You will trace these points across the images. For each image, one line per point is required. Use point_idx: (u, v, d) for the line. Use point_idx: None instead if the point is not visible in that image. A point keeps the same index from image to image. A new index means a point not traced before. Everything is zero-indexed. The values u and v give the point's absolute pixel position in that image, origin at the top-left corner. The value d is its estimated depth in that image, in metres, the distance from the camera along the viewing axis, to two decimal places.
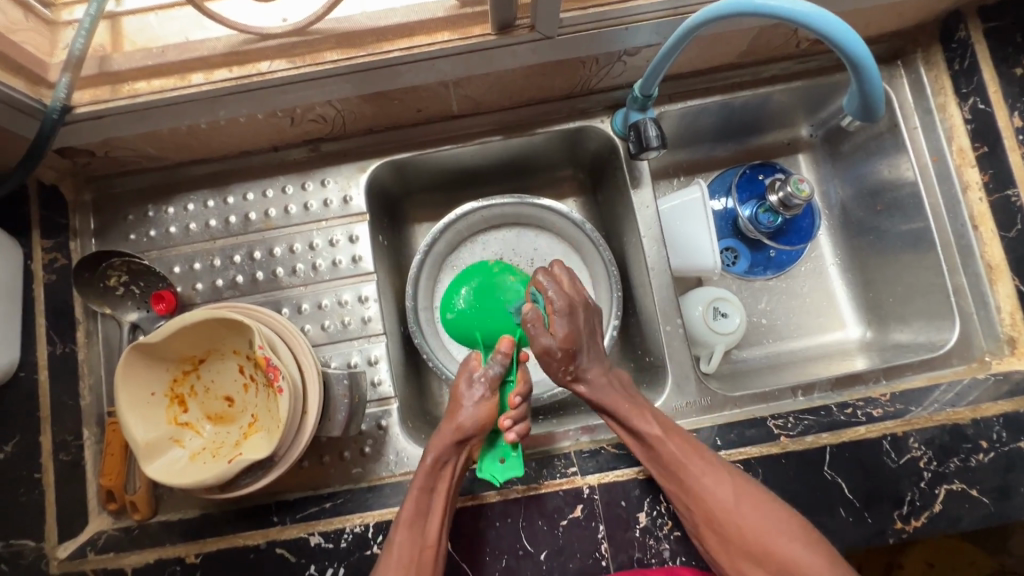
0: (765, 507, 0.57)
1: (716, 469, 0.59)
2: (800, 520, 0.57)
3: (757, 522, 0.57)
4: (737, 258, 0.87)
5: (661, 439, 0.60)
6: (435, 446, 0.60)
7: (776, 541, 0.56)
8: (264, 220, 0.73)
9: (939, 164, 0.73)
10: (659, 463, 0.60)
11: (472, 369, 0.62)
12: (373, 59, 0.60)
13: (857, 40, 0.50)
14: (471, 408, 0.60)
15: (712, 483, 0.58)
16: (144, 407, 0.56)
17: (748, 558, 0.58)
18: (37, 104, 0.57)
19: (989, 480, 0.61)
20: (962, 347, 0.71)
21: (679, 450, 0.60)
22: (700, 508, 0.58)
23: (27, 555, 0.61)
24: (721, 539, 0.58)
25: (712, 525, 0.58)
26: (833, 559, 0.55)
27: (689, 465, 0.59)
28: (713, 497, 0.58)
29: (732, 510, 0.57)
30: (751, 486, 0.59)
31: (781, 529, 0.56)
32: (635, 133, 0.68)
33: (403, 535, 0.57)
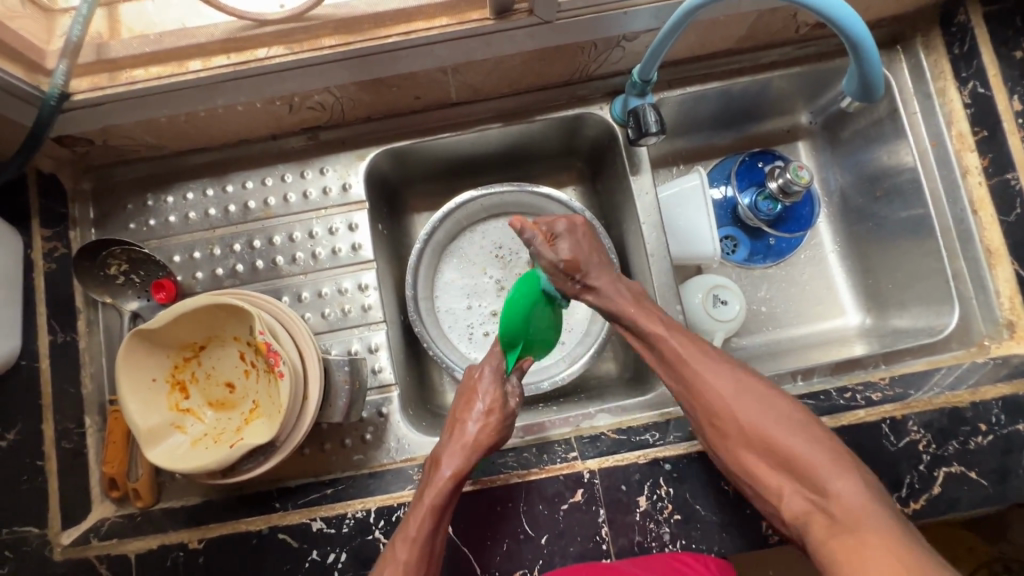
0: (768, 406, 0.58)
1: (717, 365, 0.61)
2: (801, 411, 0.58)
3: (759, 415, 0.58)
4: (736, 246, 0.87)
5: (661, 335, 0.62)
6: (459, 465, 0.59)
7: (778, 432, 0.57)
8: (264, 209, 0.73)
9: (938, 150, 0.73)
10: (659, 355, 0.64)
11: (501, 379, 0.65)
12: (371, 44, 0.60)
13: (857, 20, 0.50)
14: (491, 424, 0.62)
15: (711, 375, 0.61)
16: (145, 394, 0.56)
17: (755, 458, 0.57)
18: (34, 90, 0.57)
19: (988, 462, 0.61)
20: (961, 331, 0.71)
21: (681, 346, 0.62)
22: (701, 395, 0.60)
23: (31, 541, 0.61)
24: (722, 430, 0.59)
25: (712, 415, 0.59)
26: (836, 454, 0.54)
27: (689, 359, 0.62)
28: (713, 390, 0.60)
29: (732, 403, 0.59)
30: (755, 384, 0.60)
31: (784, 423, 0.57)
32: (635, 120, 0.68)
33: (409, 553, 0.55)
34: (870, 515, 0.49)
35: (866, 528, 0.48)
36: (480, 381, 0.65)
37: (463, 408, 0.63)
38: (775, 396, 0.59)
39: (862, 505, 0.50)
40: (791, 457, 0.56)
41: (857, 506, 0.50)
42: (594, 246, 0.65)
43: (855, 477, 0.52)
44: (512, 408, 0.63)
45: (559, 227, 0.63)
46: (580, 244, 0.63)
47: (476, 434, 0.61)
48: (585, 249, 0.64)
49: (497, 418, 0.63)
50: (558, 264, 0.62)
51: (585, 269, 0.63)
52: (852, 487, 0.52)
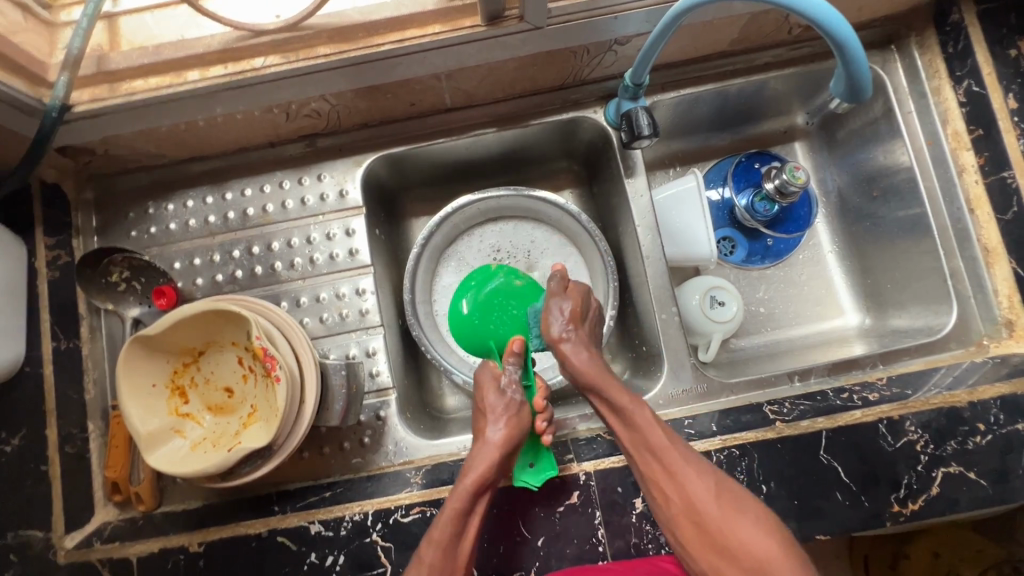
0: (744, 512, 0.54)
1: (696, 462, 0.57)
2: (776, 520, 0.54)
3: (733, 519, 0.53)
4: (734, 247, 0.87)
5: (643, 421, 0.59)
6: (479, 469, 0.58)
7: (751, 537, 0.52)
8: (263, 216, 0.74)
9: (934, 149, 0.73)
10: (642, 447, 0.58)
11: (496, 378, 0.66)
12: (365, 52, 0.60)
13: (841, 22, 0.50)
14: (509, 420, 0.62)
15: (692, 472, 0.56)
16: (145, 398, 0.57)
17: (728, 561, 0.53)
18: (37, 103, 0.58)
19: (986, 463, 0.61)
20: (960, 331, 0.70)
21: (660, 438, 0.57)
22: (676, 493, 0.55)
23: (36, 545, 0.62)
24: (696, 528, 0.54)
25: (689, 517, 0.55)
26: (808, 573, 0.50)
27: (671, 452, 0.57)
28: (690, 486, 0.55)
29: (710, 504, 0.54)
30: (732, 487, 0.56)
31: (758, 532, 0.52)
32: (627, 123, 0.69)
33: (433, 555, 0.54)
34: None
35: None
36: (485, 382, 0.66)
37: (480, 409, 0.64)
38: (751, 501, 0.55)
39: None
40: (764, 565, 0.51)
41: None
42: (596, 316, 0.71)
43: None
44: (518, 395, 0.64)
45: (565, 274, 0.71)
46: (586, 300, 0.69)
47: (497, 436, 0.60)
48: (587, 308, 0.69)
49: (511, 411, 0.63)
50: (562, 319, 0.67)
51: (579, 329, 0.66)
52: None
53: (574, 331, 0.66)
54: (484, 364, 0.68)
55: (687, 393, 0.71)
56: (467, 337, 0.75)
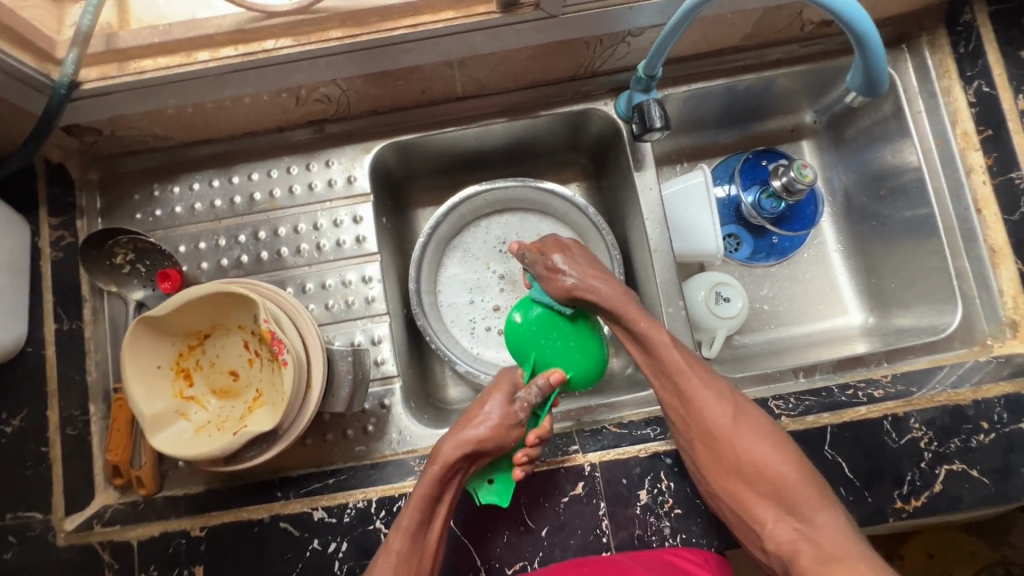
0: (759, 434, 0.58)
1: (716, 391, 0.61)
2: (789, 442, 0.58)
3: (751, 444, 0.58)
4: (739, 245, 0.87)
5: (666, 349, 0.62)
6: (449, 453, 0.57)
7: (766, 458, 0.57)
8: (269, 201, 0.74)
9: (943, 148, 0.73)
10: (660, 370, 0.63)
11: (512, 390, 0.62)
12: (377, 37, 0.60)
13: (861, 14, 0.50)
14: (496, 424, 0.58)
15: (710, 398, 0.60)
16: (150, 380, 0.56)
17: (743, 484, 0.58)
18: (45, 79, 0.57)
19: (989, 461, 0.61)
20: (964, 330, 0.71)
21: (682, 364, 0.61)
22: (696, 418, 0.60)
23: (35, 526, 0.61)
24: (714, 454, 0.59)
25: (707, 438, 0.59)
26: (820, 492, 0.56)
27: (690, 376, 0.61)
28: (711, 411, 0.59)
29: (727, 428, 0.59)
30: (748, 413, 0.60)
31: (774, 451, 0.57)
32: (639, 115, 0.68)
33: (401, 543, 0.54)
34: (851, 543, 0.52)
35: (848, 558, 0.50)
36: (500, 386, 0.62)
37: (476, 406, 0.61)
38: (765, 425, 0.60)
39: (843, 542, 0.52)
40: (778, 485, 0.56)
41: (841, 539, 0.52)
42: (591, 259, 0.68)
43: (834, 509, 0.55)
44: (520, 414, 0.59)
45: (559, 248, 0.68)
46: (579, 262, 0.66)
47: (474, 433, 0.58)
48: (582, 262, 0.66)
49: (503, 418, 0.59)
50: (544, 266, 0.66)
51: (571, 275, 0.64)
52: (834, 521, 0.54)
53: (580, 270, 0.65)
54: (507, 368, 0.65)
55: None
56: (519, 344, 0.65)
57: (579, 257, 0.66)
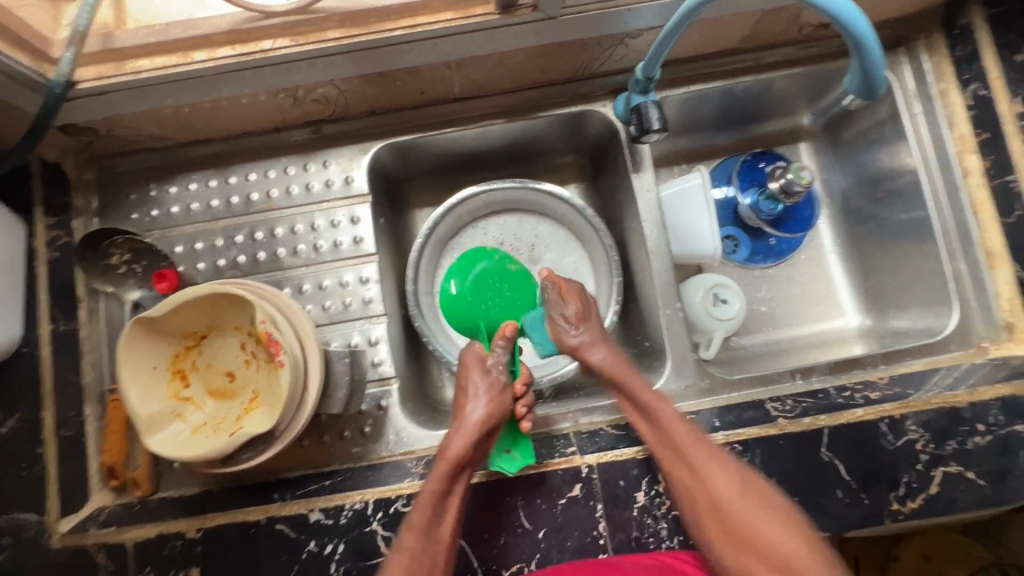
0: (769, 509, 0.56)
1: (723, 462, 0.59)
2: (799, 517, 0.56)
3: (759, 517, 0.55)
4: (737, 246, 0.87)
5: (671, 420, 0.60)
6: (457, 449, 0.59)
7: (776, 535, 0.54)
8: (266, 201, 0.74)
9: (940, 151, 0.73)
10: (665, 444, 0.60)
11: (483, 360, 0.66)
12: (374, 37, 0.60)
13: (859, 18, 0.50)
14: (487, 401, 0.63)
15: (715, 471, 0.58)
16: (146, 381, 0.56)
17: (757, 563, 0.54)
18: (39, 78, 0.56)
19: (985, 463, 0.62)
20: (960, 333, 0.71)
21: (686, 435, 0.59)
22: (702, 491, 0.57)
23: (29, 528, 0.61)
24: (721, 526, 0.56)
25: (714, 510, 0.57)
26: (836, 570, 0.52)
27: (695, 447, 0.59)
28: (717, 484, 0.57)
29: (735, 501, 0.56)
30: (755, 483, 0.58)
31: (784, 526, 0.54)
32: (637, 117, 0.68)
33: (416, 541, 0.55)
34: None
35: None
36: (471, 363, 0.66)
37: (462, 392, 0.65)
38: (774, 496, 0.57)
39: None
40: (791, 562, 0.53)
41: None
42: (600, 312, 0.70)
43: None
44: (500, 376, 0.65)
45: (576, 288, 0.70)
46: (588, 306, 0.69)
47: (473, 419, 0.61)
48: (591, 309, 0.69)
49: (490, 389, 0.64)
50: (566, 314, 0.68)
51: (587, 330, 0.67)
52: None
53: (586, 332, 0.67)
54: (468, 347, 0.68)
55: (690, 389, 0.70)
56: (458, 314, 0.71)
57: (591, 303, 0.70)
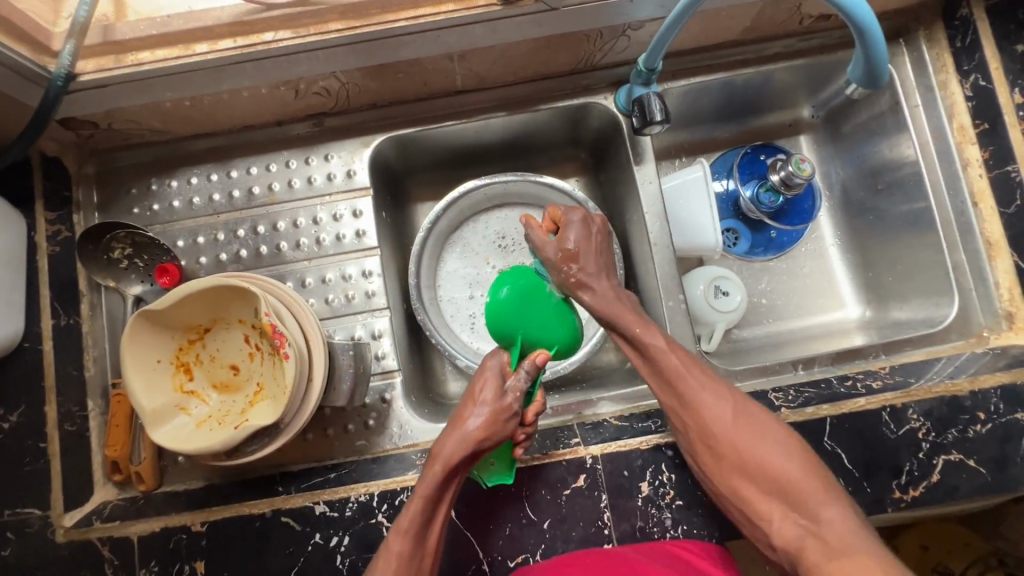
0: (763, 433, 0.58)
1: (716, 388, 0.61)
2: (796, 441, 0.58)
3: (753, 439, 0.58)
4: (737, 239, 0.87)
5: (664, 351, 0.61)
6: (451, 454, 0.56)
7: (771, 456, 0.57)
8: (268, 195, 0.74)
9: (940, 142, 0.73)
10: (658, 373, 0.62)
11: (500, 377, 0.60)
12: (377, 28, 0.59)
13: (862, 6, 0.50)
14: (491, 417, 0.58)
15: (709, 398, 0.60)
16: (150, 374, 0.56)
17: (747, 480, 0.58)
18: (41, 70, 0.56)
19: (986, 451, 0.62)
20: (960, 323, 0.71)
21: (680, 362, 0.61)
22: (698, 419, 0.59)
23: (33, 523, 0.61)
24: (716, 450, 0.58)
25: (708, 434, 0.59)
26: (828, 486, 0.55)
27: (688, 376, 0.61)
28: (712, 409, 0.59)
29: (728, 426, 0.59)
30: (749, 409, 0.60)
31: (778, 447, 0.57)
32: (639, 108, 0.68)
33: (402, 545, 0.53)
34: (859, 539, 0.50)
35: (861, 555, 0.49)
36: (487, 375, 0.60)
37: (467, 400, 0.59)
38: (767, 419, 0.59)
39: (853, 532, 0.51)
40: (783, 479, 0.56)
41: (848, 533, 0.51)
42: (603, 243, 0.66)
43: (844, 508, 0.53)
44: (514, 405, 0.58)
45: (574, 217, 0.65)
46: (590, 235, 0.65)
47: (472, 430, 0.57)
48: (591, 241, 0.65)
49: (497, 411, 0.58)
50: (557, 248, 0.64)
51: (581, 264, 0.64)
52: (841, 514, 0.53)
53: (586, 263, 0.64)
54: (494, 351, 0.62)
55: None
56: (499, 322, 0.62)
57: (595, 231, 0.66)
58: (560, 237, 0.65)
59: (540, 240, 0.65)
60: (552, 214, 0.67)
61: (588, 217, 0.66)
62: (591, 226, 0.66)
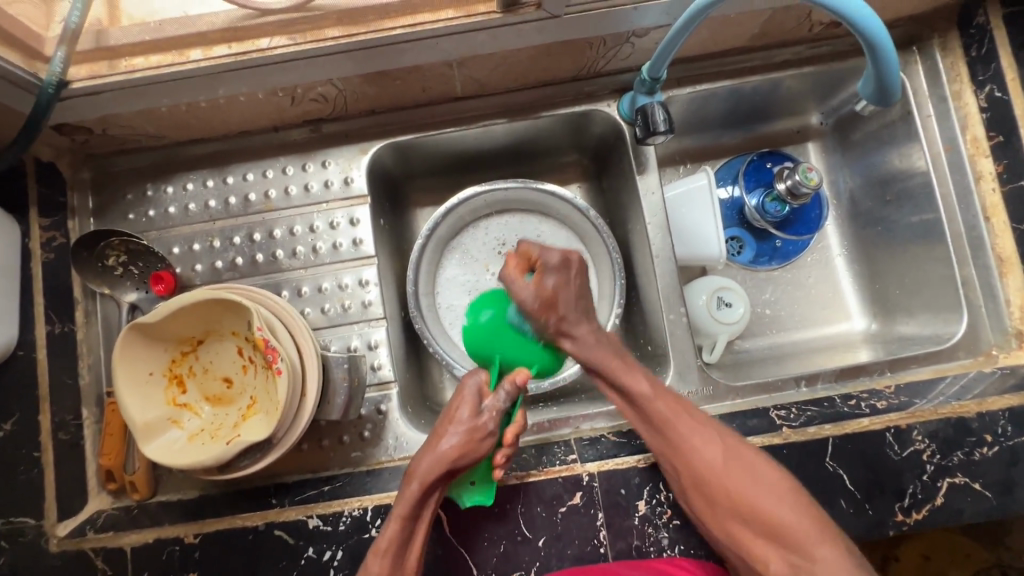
0: (752, 474, 0.57)
1: (703, 431, 0.59)
2: (790, 484, 0.56)
3: (744, 485, 0.56)
4: (742, 248, 0.86)
5: (649, 397, 0.60)
6: (426, 473, 0.56)
7: (765, 503, 0.55)
8: (265, 202, 0.73)
9: (952, 154, 0.71)
10: (645, 419, 0.61)
11: (478, 397, 0.60)
12: (374, 36, 0.58)
13: (873, 20, 0.48)
14: (466, 437, 0.58)
15: (698, 443, 0.59)
16: (143, 387, 0.55)
17: (742, 524, 0.57)
18: (31, 77, 0.55)
19: (992, 474, 0.61)
20: (969, 340, 0.70)
21: (667, 409, 0.60)
22: (688, 468, 0.58)
23: (27, 532, 0.61)
24: (709, 497, 0.57)
25: (700, 484, 0.58)
26: (824, 527, 0.54)
27: (675, 422, 0.59)
28: (701, 457, 0.58)
29: (718, 471, 0.57)
30: (739, 450, 0.58)
31: (770, 491, 0.56)
32: (642, 117, 0.67)
33: (379, 566, 0.54)
34: None
35: None
36: (465, 397, 0.60)
37: (443, 420, 0.60)
38: (760, 462, 0.58)
39: (846, 574, 0.51)
40: (777, 526, 0.55)
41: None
42: (584, 287, 0.62)
43: (839, 545, 0.53)
44: (489, 425, 0.57)
45: (552, 258, 0.61)
46: (568, 281, 0.61)
47: (447, 451, 0.57)
48: (572, 288, 0.61)
49: (471, 431, 0.58)
50: (536, 297, 0.59)
51: (562, 310, 0.61)
52: (836, 556, 0.52)
53: (568, 307, 0.61)
54: (472, 372, 0.62)
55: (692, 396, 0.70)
56: (477, 344, 0.62)
57: (574, 273, 0.62)
58: (537, 279, 0.60)
59: (518, 288, 0.60)
60: (527, 254, 0.61)
61: (566, 257, 0.61)
62: (569, 268, 0.61)
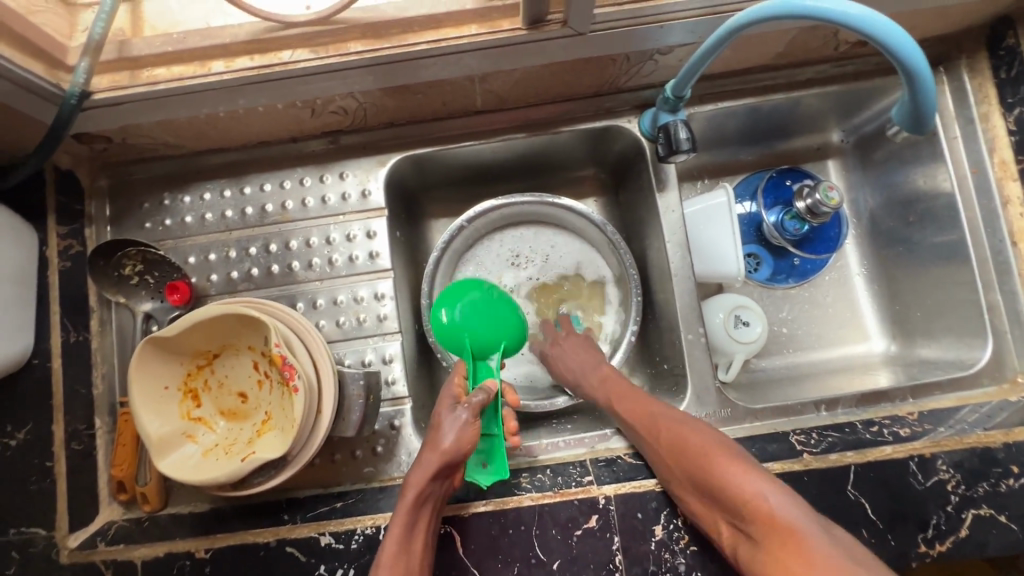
0: (687, 430, 0.58)
1: (648, 401, 0.64)
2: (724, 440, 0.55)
3: (677, 441, 0.58)
4: (759, 265, 0.85)
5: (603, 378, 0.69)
6: (417, 481, 0.54)
7: (695, 453, 0.56)
8: (282, 213, 0.72)
9: (979, 176, 0.70)
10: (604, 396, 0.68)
11: (454, 400, 0.60)
12: (397, 50, 0.58)
13: (914, 48, 0.47)
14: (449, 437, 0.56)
15: (641, 407, 0.63)
16: (157, 402, 0.55)
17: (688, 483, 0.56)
18: (54, 88, 0.55)
19: (1019, 507, 0.59)
20: (993, 366, 0.68)
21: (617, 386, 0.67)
22: (640, 432, 0.62)
23: (38, 543, 0.60)
24: (657, 458, 0.59)
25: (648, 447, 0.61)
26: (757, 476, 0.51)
27: (623, 396, 0.66)
28: (644, 421, 0.62)
29: (656, 430, 0.60)
30: (672, 414, 0.61)
31: (699, 444, 0.56)
32: (665, 135, 0.66)
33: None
34: (782, 522, 0.47)
35: (791, 538, 0.45)
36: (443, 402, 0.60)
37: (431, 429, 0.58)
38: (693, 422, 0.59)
39: (776, 514, 0.47)
40: (706, 478, 0.53)
41: (770, 511, 0.47)
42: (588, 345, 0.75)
43: (770, 489, 0.49)
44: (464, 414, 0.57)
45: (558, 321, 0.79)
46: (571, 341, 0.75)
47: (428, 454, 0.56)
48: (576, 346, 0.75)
49: (451, 428, 0.57)
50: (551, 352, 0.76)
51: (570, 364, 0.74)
52: (764, 497, 0.49)
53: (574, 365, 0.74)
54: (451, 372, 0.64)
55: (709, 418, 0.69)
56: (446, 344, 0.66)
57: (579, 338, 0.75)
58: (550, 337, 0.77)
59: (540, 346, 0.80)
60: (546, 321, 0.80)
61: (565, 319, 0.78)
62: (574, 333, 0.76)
